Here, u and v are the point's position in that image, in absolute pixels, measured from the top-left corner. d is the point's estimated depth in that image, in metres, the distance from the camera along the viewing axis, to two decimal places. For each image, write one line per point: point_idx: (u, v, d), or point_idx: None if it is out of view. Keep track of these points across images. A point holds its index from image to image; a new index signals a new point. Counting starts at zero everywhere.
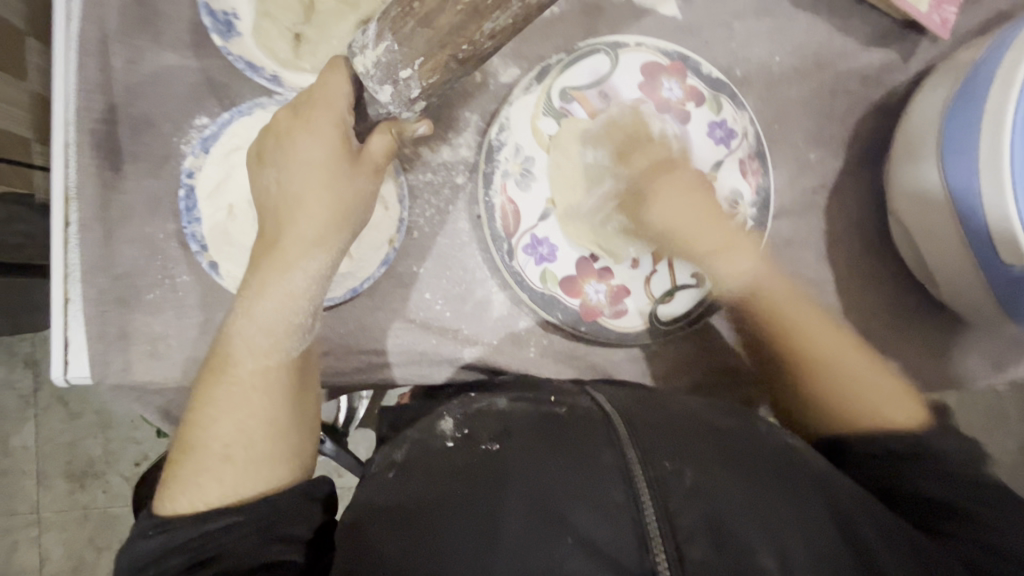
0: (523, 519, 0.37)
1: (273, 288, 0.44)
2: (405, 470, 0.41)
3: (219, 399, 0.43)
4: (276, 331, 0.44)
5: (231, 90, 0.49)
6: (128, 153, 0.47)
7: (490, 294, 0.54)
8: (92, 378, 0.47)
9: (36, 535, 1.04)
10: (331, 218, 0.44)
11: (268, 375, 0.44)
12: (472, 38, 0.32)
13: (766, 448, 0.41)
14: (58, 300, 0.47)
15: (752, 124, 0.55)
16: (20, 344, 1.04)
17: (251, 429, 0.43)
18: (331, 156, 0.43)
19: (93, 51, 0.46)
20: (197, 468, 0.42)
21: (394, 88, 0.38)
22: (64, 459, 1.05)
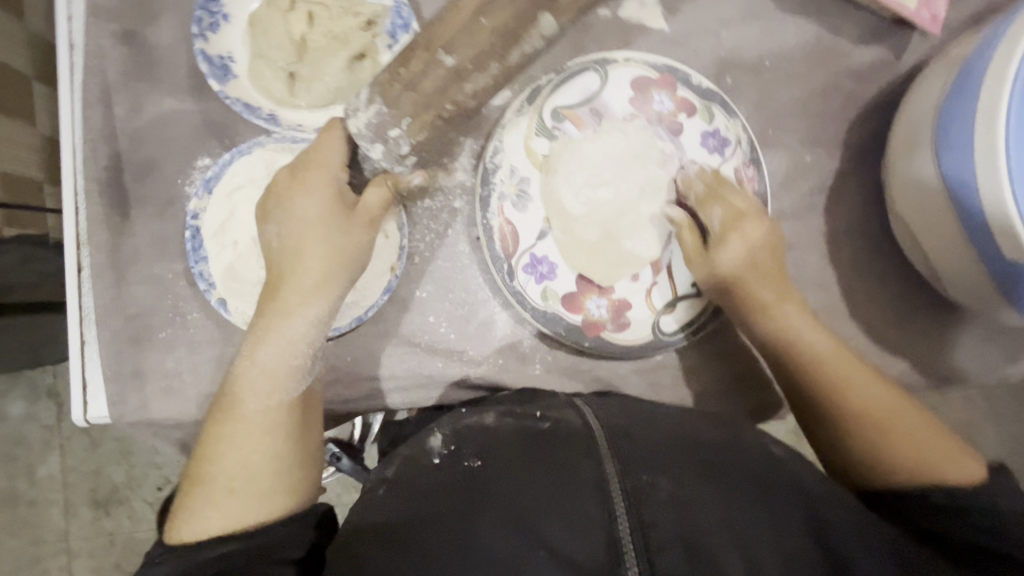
0: (498, 534, 0.38)
1: (279, 333, 0.45)
2: (395, 487, 0.43)
3: (226, 434, 0.45)
4: (277, 376, 0.45)
5: (229, 129, 0.50)
6: (134, 198, 0.49)
7: (492, 314, 0.54)
8: (111, 417, 0.49)
9: (66, 562, 1.07)
10: (329, 262, 0.46)
11: (269, 413, 0.45)
12: (455, 98, 0.37)
13: (744, 455, 0.42)
14: (76, 343, 0.49)
15: (746, 131, 0.55)
16: (42, 377, 1.07)
17: (258, 463, 0.44)
18: (327, 209, 0.46)
19: (97, 101, 0.48)
20: (207, 497, 0.43)
21: (386, 146, 0.41)
22: (88, 487, 1.08)
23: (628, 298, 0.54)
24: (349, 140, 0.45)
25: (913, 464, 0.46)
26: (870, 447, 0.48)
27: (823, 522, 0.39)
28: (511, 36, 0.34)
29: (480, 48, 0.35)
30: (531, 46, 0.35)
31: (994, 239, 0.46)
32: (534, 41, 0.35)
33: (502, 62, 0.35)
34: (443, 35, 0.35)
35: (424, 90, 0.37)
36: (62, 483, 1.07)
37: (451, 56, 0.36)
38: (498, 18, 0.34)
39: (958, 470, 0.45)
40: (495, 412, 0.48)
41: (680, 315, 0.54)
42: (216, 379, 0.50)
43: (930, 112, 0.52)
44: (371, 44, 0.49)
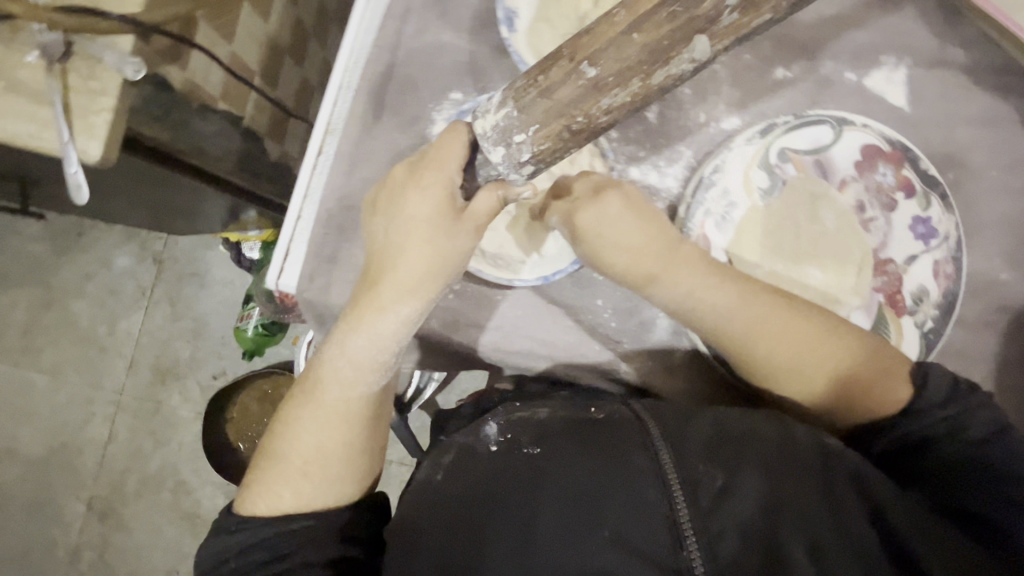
0: (559, 513, 0.41)
1: (362, 323, 0.48)
2: (453, 470, 0.48)
3: (304, 419, 0.51)
4: (363, 366, 0.49)
5: (489, 75, 0.53)
6: (388, 106, 0.53)
7: (656, 317, 0.55)
8: (297, 289, 0.53)
9: (111, 413, 1.13)
10: (432, 266, 0.47)
11: (348, 403, 0.50)
12: (587, 111, 0.37)
13: (800, 456, 0.41)
14: (293, 215, 0.54)
15: (957, 229, 0.55)
16: (153, 242, 1.16)
17: (324, 448, 0.50)
18: (438, 211, 0.46)
19: (394, 15, 0.53)
20: (279, 476, 0.50)
21: (506, 150, 0.41)
22: (155, 352, 1.15)
23: None
24: (471, 144, 0.46)
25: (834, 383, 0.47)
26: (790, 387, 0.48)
27: (896, 538, 0.37)
28: (661, 57, 0.34)
29: (625, 63, 0.34)
30: (679, 68, 0.35)
31: None
32: (683, 65, 0.35)
33: (644, 84, 0.35)
34: (589, 46, 0.35)
35: (559, 100, 0.37)
36: (135, 341, 1.15)
37: (593, 69, 0.35)
38: (649, 35, 0.34)
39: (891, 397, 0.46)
40: (549, 408, 0.50)
41: None
42: None
43: None
44: None
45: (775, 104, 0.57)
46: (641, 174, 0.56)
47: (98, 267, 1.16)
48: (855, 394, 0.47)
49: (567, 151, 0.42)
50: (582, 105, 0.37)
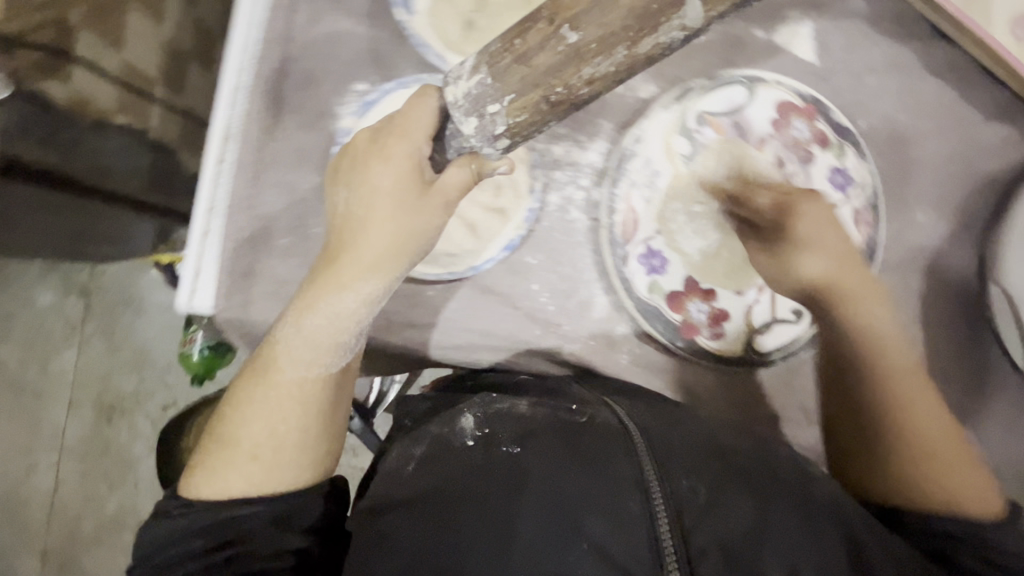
0: (540, 523, 0.39)
1: (321, 305, 0.44)
2: (426, 463, 0.46)
3: (255, 401, 0.45)
4: (321, 347, 0.45)
5: (393, 62, 0.51)
6: (288, 104, 0.50)
7: (593, 295, 0.55)
8: (212, 309, 0.50)
9: (55, 460, 1.06)
10: (392, 242, 0.43)
11: (303, 386, 0.45)
12: (568, 80, 0.35)
13: (779, 471, 0.43)
14: (197, 231, 0.50)
15: (872, 176, 0.56)
16: (77, 274, 1.08)
17: (276, 433, 0.44)
18: (402, 181, 0.43)
19: (281, 6, 0.49)
20: (226, 463, 0.44)
21: (479, 121, 0.38)
22: (96, 389, 1.08)
23: (730, 309, 0.54)
24: (441, 109, 0.43)
25: (940, 475, 0.44)
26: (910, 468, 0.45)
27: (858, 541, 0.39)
28: (651, 24, 0.32)
29: (611, 27, 0.32)
30: (668, 37, 0.32)
31: None
32: (673, 33, 0.32)
33: (631, 53, 0.33)
34: (571, 9, 0.33)
35: (537, 67, 0.35)
36: (72, 381, 1.07)
37: (576, 33, 0.33)
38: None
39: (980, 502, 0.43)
40: (528, 401, 0.48)
41: (775, 339, 0.55)
42: None
43: None
44: None
45: (688, 68, 0.56)
46: (562, 151, 0.55)
47: (19, 307, 1.07)
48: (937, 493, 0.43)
49: (545, 125, 0.39)
50: (561, 75, 0.35)
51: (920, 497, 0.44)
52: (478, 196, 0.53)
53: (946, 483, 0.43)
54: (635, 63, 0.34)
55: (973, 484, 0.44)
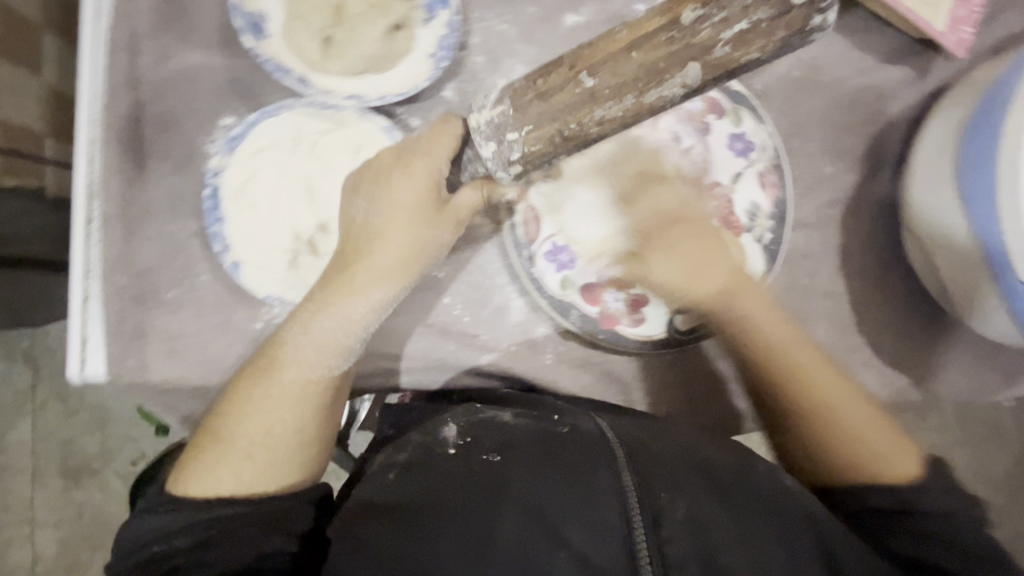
0: (520, 529, 0.39)
1: (341, 312, 0.44)
2: (405, 471, 0.44)
3: (256, 398, 0.44)
4: (326, 348, 0.44)
5: (258, 90, 0.48)
6: (152, 151, 0.47)
7: (509, 300, 0.54)
8: (108, 376, 0.47)
9: (29, 533, 1.02)
10: (403, 254, 0.44)
11: (307, 387, 0.45)
12: (581, 119, 0.36)
13: (758, 481, 0.43)
14: (77, 297, 0.47)
15: (771, 137, 0.55)
16: (19, 338, 1.02)
17: (276, 434, 0.44)
18: (420, 200, 0.45)
19: (123, 48, 0.46)
20: (222, 456, 0.43)
21: (498, 147, 0.40)
22: (59, 456, 1.04)
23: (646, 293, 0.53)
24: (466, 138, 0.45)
25: (856, 445, 0.47)
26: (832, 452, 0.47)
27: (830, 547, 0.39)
28: (655, 75, 0.34)
29: (622, 77, 0.34)
30: (670, 92, 0.34)
31: (1009, 260, 0.47)
32: (673, 90, 0.34)
33: (638, 101, 0.35)
34: (590, 59, 0.36)
35: (556, 105, 0.37)
36: (33, 451, 1.03)
37: (592, 79, 0.35)
38: (648, 54, 0.34)
39: (899, 470, 0.45)
40: (511, 414, 0.48)
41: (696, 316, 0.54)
42: (222, 344, 0.48)
43: (951, 132, 0.52)
44: (408, 16, 0.49)
45: None
46: None
47: None
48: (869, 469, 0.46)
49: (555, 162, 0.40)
50: (577, 113, 0.36)
51: (852, 469, 0.46)
52: None
53: (859, 453, 0.46)
54: (642, 112, 0.35)
55: (891, 449, 0.46)
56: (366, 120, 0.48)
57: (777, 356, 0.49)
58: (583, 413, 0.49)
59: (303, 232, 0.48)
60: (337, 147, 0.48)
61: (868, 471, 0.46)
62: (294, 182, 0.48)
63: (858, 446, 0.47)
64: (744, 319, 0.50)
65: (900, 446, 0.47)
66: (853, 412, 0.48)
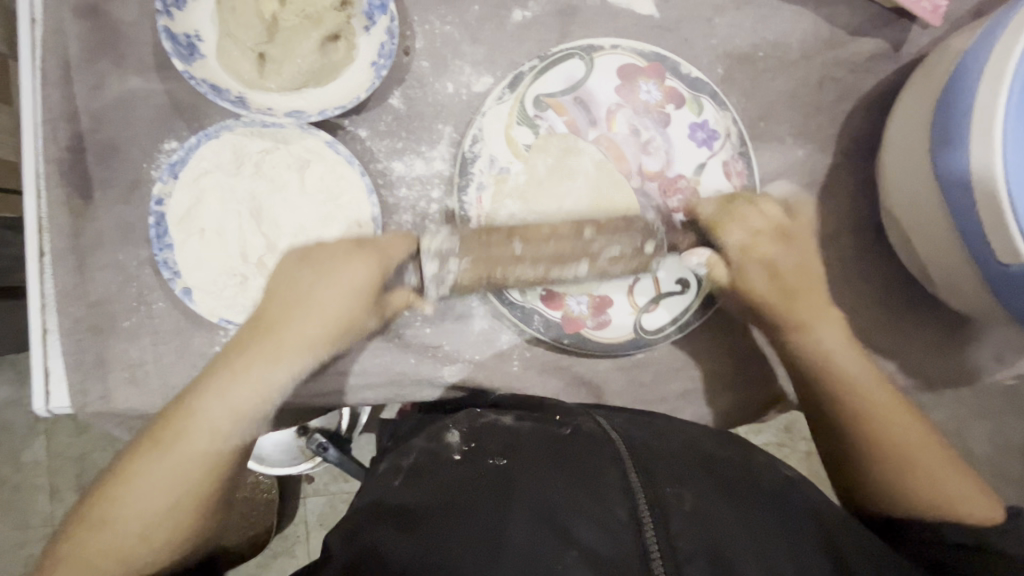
0: (527, 529, 0.36)
1: (260, 377, 0.44)
2: (413, 477, 0.42)
3: (154, 473, 0.41)
4: (241, 414, 0.43)
5: (198, 111, 0.47)
6: (97, 181, 0.47)
7: (471, 308, 0.52)
8: (72, 407, 0.47)
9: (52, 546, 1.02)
10: (331, 324, 0.46)
11: (214, 458, 0.43)
12: (509, 269, 0.48)
13: (762, 476, 0.42)
14: (36, 330, 0.47)
15: (735, 123, 0.53)
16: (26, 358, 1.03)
17: (170, 507, 0.42)
18: (359, 288, 0.46)
19: (57, 79, 0.45)
20: (108, 543, 0.40)
21: (436, 270, 0.49)
22: (74, 472, 1.03)
23: (610, 293, 0.52)
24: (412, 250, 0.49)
25: (923, 479, 0.46)
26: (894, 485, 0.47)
27: (835, 540, 0.38)
28: None
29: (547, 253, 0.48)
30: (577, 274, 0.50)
31: (988, 238, 0.45)
32: None
33: None
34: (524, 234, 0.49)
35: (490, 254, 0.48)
36: (47, 468, 1.02)
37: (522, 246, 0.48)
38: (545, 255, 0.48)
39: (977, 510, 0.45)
40: (512, 416, 0.48)
41: (664, 314, 0.53)
42: (181, 371, 0.48)
43: (926, 106, 0.50)
44: (346, 25, 0.47)
45: (523, 50, 0.53)
46: (404, 166, 0.51)
47: None
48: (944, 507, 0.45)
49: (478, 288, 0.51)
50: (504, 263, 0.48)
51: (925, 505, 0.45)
52: (328, 228, 0.49)
53: (928, 489, 0.46)
54: None
55: (958, 487, 0.46)
56: (309, 136, 0.47)
57: (861, 396, 0.49)
58: (584, 412, 0.49)
59: (252, 255, 0.47)
60: (281, 165, 0.47)
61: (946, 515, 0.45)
62: (241, 203, 0.47)
63: (917, 478, 0.46)
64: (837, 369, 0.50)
65: (961, 482, 0.46)
66: (903, 433, 0.48)
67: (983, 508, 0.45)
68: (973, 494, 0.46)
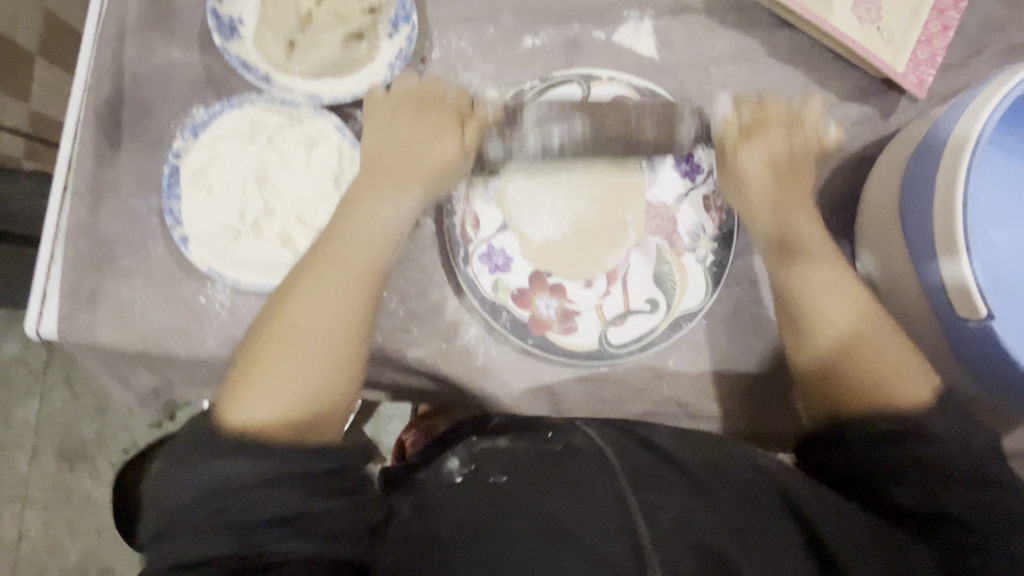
0: (529, 541, 0.38)
1: (400, 196, 0.50)
2: (418, 510, 0.41)
3: (276, 362, 0.43)
4: (380, 233, 0.49)
5: (227, 84, 0.53)
6: (126, 132, 0.52)
7: (445, 298, 0.54)
8: (58, 333, 0.50)
9: (20, 510, 1.04)
10: (426, 164, 0.51)
11: (352, 291, 0.46)
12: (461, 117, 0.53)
13: (756, 484, 0.43)
14: (44, 258, 0.51)
15: (719, 162, 0.56)
16: None
17: (336, 321, 0.45)
18: (437, 127, 0.52)
19: (111, 41, 0.52)
20: (259, 366, 0.43)
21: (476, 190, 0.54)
22: (57, 437, 1.05)
23: (579, 302, 0.54)
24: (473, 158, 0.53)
25: (873, 383, 0.47)
26: (859, 366, 0.48)
27: (817, 532, 0.40)
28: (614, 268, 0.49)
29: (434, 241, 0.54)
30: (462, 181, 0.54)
31: (948, 293, 0.46)
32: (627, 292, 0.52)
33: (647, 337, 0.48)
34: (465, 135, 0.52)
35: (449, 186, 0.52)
36: (35, 430, 1.05)
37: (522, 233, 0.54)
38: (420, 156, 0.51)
39: (911, 390, 0.46)
40: (508, 436, 0.47)
41: (631, 330, 0.54)
42: (163, 315, 0.51)
43: (900, 165, 0.52)
44: (371, 29, 0.53)
45: (528, 73, 0.58)
46: None
47: None
48: (878, 386, 0.47)
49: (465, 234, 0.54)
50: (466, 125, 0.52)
51: (858, 389, 0.47)
52: (323, 204, 0.52)
53: (872, 375, 0.47)
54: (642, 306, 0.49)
55: (902, 370, 0.47)
56: (321, 118, 0.52)
57: (829, 320, 0.50)
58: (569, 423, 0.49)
59: (249, 215, 0.51)
60: (291, 140, 0.52)
61: (890, 403, 0.46)
62: (248, 167, 0.51)
63: (890, 375, 0.47)
64: (824, 322, 0.50)
65: (920, 373, 0.47)
66: (886, 344, 0.48)
67: (918, 388, 0.47)
68: (926, 377, 0.47)
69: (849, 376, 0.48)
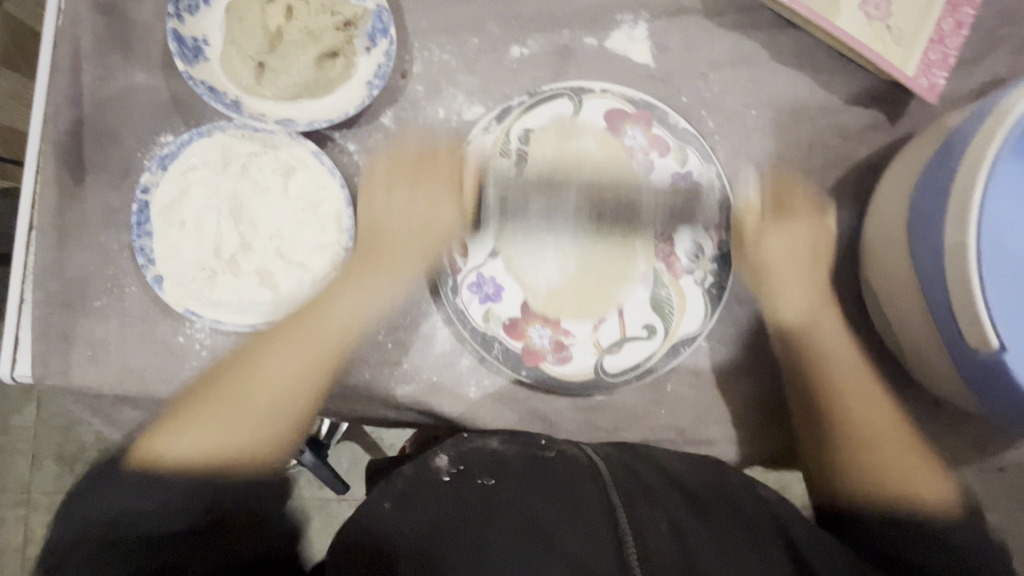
0: (514, 547, 0.39)
1: (294, 353, 0.47)
2: (404, 501, 0.42)
3: (187, 423, 0.45)
4: (295, 371, 0.47)
5: (195, 110, 0.50)
6: (89, 164, 0.49)
7: (434, 328, 0.52)
8: (33, 377, 0.48)
9: (24, 514, 1.03)
10: (373, 308, 0.50)
11: (279, 398, 0.47)
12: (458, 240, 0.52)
13: (747, 513, 0.44)
14: (13, 299, 0.49)
15: (718, 177, 0.54)
16: None
17: (273, 412, 0.47)
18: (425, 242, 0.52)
19: (66, 67, 0.48)
20: (204, 408, 0.46)
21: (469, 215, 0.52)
22: (56, 443, 1.04)
23: (574, 330, 0.52)
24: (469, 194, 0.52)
25: (883, 479, 0.49)
26: (867, 455, 0.50)
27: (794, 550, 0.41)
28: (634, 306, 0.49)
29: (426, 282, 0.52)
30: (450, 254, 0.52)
31: (958, 323, 0.44)
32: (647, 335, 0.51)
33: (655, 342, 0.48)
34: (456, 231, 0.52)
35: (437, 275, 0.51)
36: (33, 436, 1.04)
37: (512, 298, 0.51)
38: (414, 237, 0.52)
39: (932, 490, 0.48)
40: (498, 438, 0.47)
41: (629, 357, 0.52)
42: (142, 355, 0.49)
43: (910, 179, 0.49)
44: (346, 45, 0.50)
45: (516, 85, 0.54)
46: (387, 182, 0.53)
47: None
48: (906, 498, 0.48)
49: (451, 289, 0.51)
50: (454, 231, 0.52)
51: (860, 490, 0.50)
52: (303, 235, 0.50)
53: (888, 479, 0.49)
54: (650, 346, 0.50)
55: (912, 463, 0.49)
56: (297, 144, 0.49)
57: (857, 415, 0.51)
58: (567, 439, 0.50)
59: (226, 251, 0.48)
60: (266, 169, 0.49)
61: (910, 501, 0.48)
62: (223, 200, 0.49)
63: (893, 478, 0.49)
64: (853, 409, 0.52)
65: (929, 467, 0.49)
66: (881, 429, 0.51)
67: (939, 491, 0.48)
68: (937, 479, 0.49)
69: (850, 470, 0.51)
